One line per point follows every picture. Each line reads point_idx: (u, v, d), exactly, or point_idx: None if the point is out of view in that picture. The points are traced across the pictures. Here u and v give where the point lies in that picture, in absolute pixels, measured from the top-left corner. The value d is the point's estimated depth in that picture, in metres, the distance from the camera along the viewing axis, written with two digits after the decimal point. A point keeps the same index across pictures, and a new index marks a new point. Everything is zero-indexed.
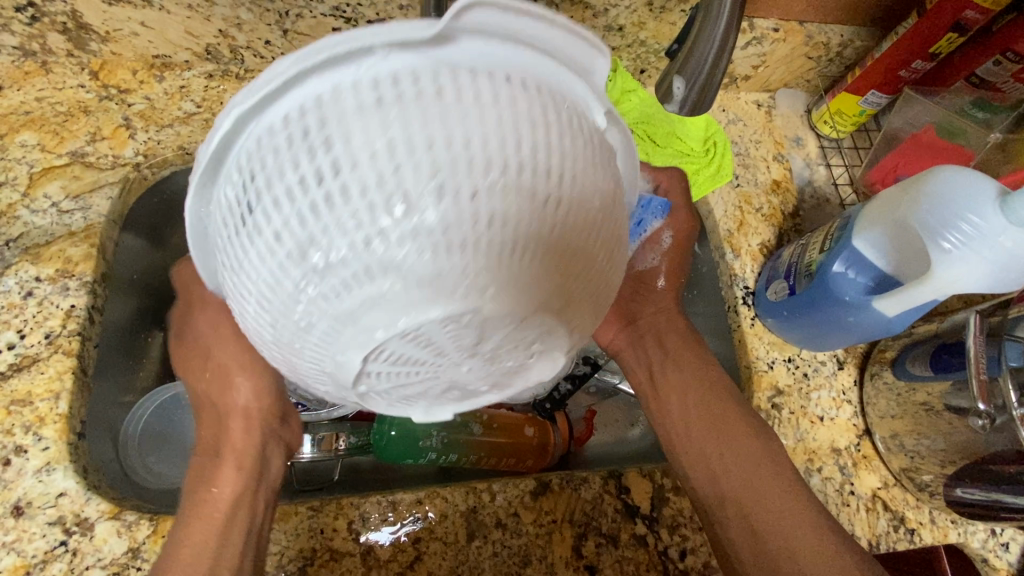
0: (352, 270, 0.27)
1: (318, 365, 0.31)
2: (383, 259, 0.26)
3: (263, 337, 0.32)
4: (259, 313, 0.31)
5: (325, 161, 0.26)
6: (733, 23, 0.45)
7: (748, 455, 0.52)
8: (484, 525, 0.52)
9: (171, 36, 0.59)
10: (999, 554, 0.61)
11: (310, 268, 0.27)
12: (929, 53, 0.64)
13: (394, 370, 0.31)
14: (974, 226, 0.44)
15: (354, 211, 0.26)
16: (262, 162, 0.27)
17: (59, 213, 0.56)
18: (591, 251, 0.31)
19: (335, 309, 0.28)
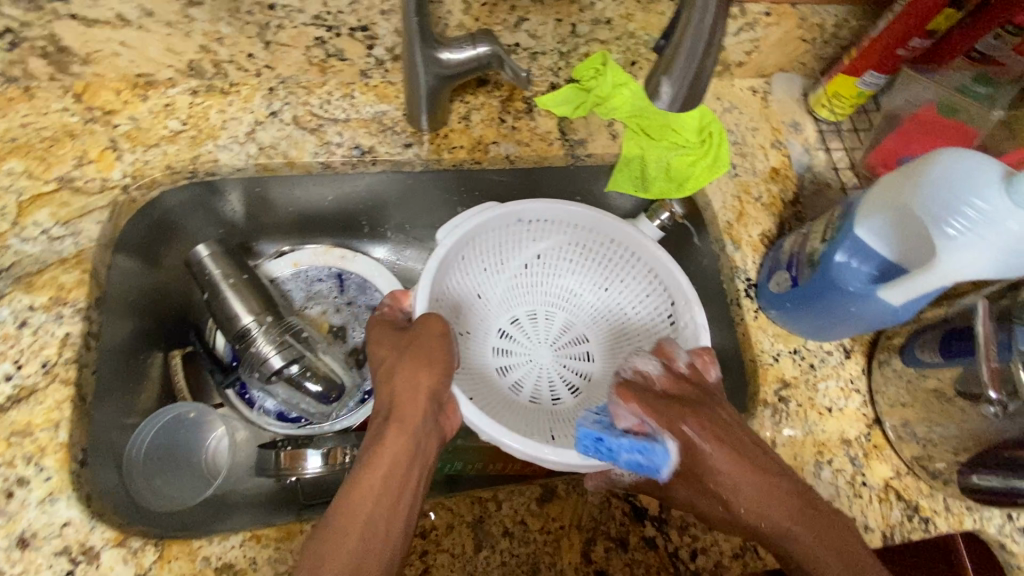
0: (576, 308, 0.71)
1: (543, 333, 0.70)
2: (571, 310, 0.71)
3: (546, 372, 0.69)
4: (557, 319, 0.71)
5: (547, 301, 0.71)
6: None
7: (834, 546, 0.43)
8: (490, 535, 0.52)
9: (153, 54, 0.59)
10: (1017, 540, 0.60)
11: (560, 312, 0.71)
12: (926, 29, 0.62)
13: (586, 326, 0.71)
14: (978, 212, 0.43)
15: (572, 308, 0.71)
16: (529, 309, 0.71)
17: (50, 240, 0.55)
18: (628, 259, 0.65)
19: (563, 309, 0.71)
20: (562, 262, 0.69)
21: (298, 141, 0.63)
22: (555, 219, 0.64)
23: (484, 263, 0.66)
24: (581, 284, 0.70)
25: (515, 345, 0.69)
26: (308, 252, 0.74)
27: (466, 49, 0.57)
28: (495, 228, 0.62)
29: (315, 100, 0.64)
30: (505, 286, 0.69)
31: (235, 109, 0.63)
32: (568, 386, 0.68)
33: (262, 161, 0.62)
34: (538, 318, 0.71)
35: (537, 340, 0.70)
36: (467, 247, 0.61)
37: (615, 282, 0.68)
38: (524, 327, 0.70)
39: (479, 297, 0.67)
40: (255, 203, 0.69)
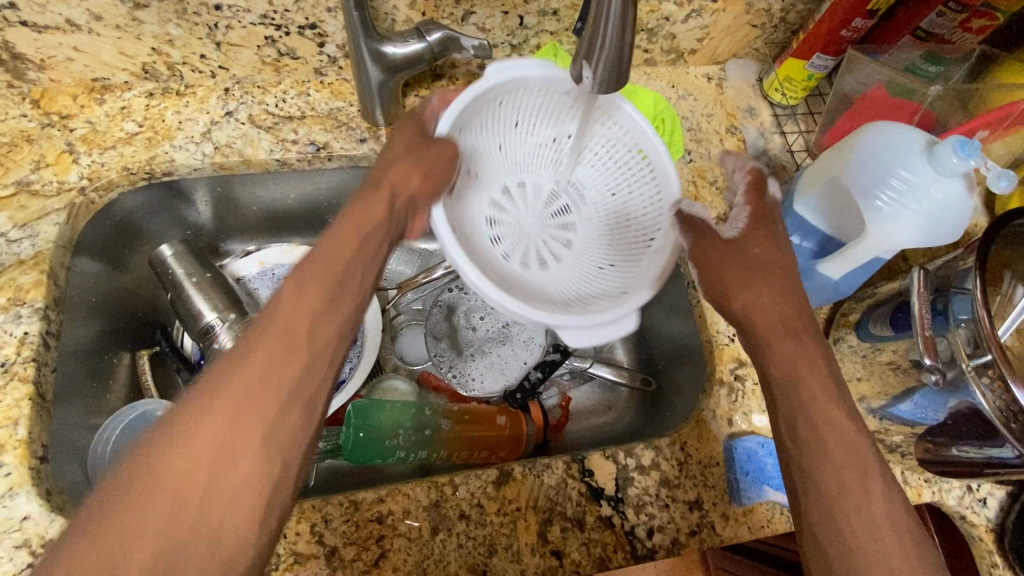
0: (582, 188, 0.63)
1: (531, 194, 0.64)
2: (570, 189, 0.64)
3: (515, 230, 0.62)
4: (553, 185, 0.64)
5: (556, 167, 0.63)
6: (620, 36, 0.43)
7: (852, 467, 0.41)
8: (447, 518, 0.53)
9: (106, 58, 0.60)
10: (977, 510, 0.60)
11: (561, 184, 0.64)
12: (867, 10, 0.62)
13: (587, 205, 0.63)
14: (903, 182, 0.44)
15: (579, 187, 0.63)
16: (528, 176, 0.63)
17: (8, 242, 0.56)
18: (625, 165, 0.59)
19: (566, 186, 0.64)
20: (584, 157, 0.61)
21: (253, 139, 0.64)
22: (601, 107, 0.57)
23: (506, 121, 0.58)
24: (591, 177, 0.62)
25: (506, 201, 0.63)
26: (274, 250, 0.75)
27: (410, 44, 0.58)
28: (528, 91, 0.55)
29: (270, 99, 0.66)
30: (518, 145, 0.61)
31: (191, 110, 0.64)
32: (541, 260, 0.62)
33: (218, 160, 0.63)
34: (532, 181, 0.64)
35: (527, 211, 0.63)
36: (490, 100, 0.54)
37: (624, 190, 0.60)
38: (505, 184, 0.63)
39: (467, 202, 0.59)
40: (218, 203, 0.70)
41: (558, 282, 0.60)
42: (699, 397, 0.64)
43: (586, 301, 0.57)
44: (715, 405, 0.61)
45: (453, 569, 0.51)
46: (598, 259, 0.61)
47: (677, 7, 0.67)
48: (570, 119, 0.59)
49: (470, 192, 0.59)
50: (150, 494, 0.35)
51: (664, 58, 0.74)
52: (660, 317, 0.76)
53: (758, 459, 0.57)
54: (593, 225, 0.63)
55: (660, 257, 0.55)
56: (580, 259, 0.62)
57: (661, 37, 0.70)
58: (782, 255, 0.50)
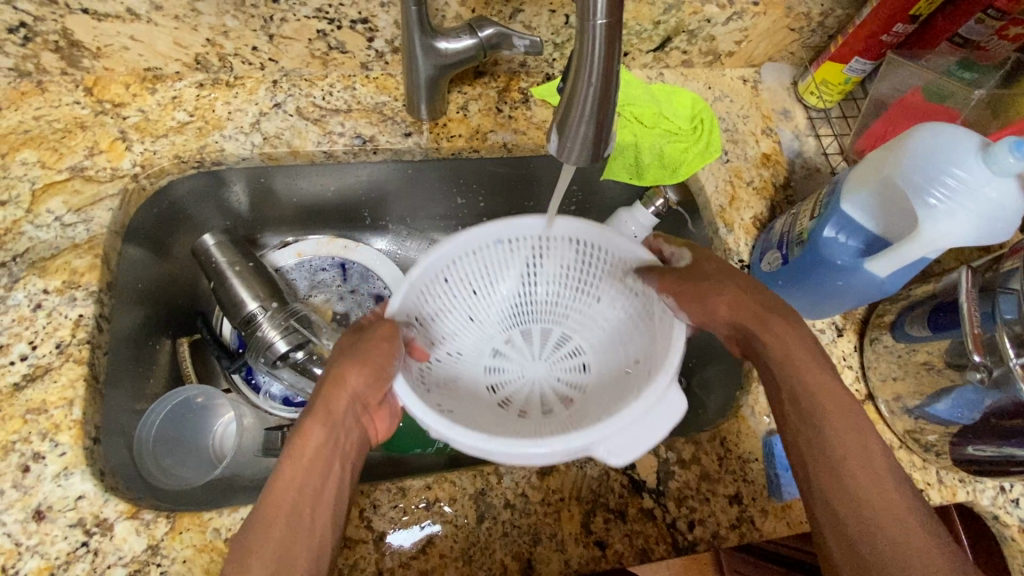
0: (569, 317, 0.68)
1: (527, 345, 0.68)
2: (561, 319, 0.68)
3: (522, 367, 0.66)
4: (540, 320, 0.68)
5: (536, 295, 0.68)
6: (599, 137, 0.37)
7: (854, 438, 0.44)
8: (492, 506, 0.53)
9: (161, 47, 0.61)
10: (1010, 511, 0.61)
11: (553, 328, 0.68)
12: (909, 15, 0.64)
13: (594, 361, 0.65)
14: (959, 181, 0.45)
15: (564, 307, 0.68)
16: (517, 327, 0.68)
17: (63, 227, 0.57)
18: (605, 261, 0.62)
19: (559, 335, 0.68)
20: (548, 270, 0.66)
21: (301, 131, 0.65)
22: (525, 237, 0.62)
23: (458, 327, 0.65)
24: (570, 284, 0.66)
25: (504, 354, 0.67)
26: (313, 241, 0.76)
27: (458, 39, 0.59)
28: (474, 246, 0.60)
29: (317, 91, 0.67)
30: (489, 313, 0.67)
31: (240, 101, 0.65)
32: (558, 396, 0.64)
33: (266, 151, 0.64)
34: (519, 351, 0.67)
35: (530, 356, 0.67)
36: (439, 269, 0.59)
37: (606, 280, 0.63)
38: (501, 352, 0.67)
39: (465, 391, 0.61)
40: (259, 194, 0.71)
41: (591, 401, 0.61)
42: (736, 394, 0.64)
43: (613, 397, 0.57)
44: (753, 401, 0.61)
45: (498, 557, 0.52)
46: (615, 378, 0.61)
47: (719, 10, 0.68)
48: (523, 246, 0.63)
49: (459, 367, 0.63)
50: (248, 562, 0.40)
51: (701, 60, 0.75)
52: None
53: None
54: (600, 352, 0.65)
55: (664, 328, 0.55)
56: (598, 378, 0.63)
57: (701, 39, 0.72)
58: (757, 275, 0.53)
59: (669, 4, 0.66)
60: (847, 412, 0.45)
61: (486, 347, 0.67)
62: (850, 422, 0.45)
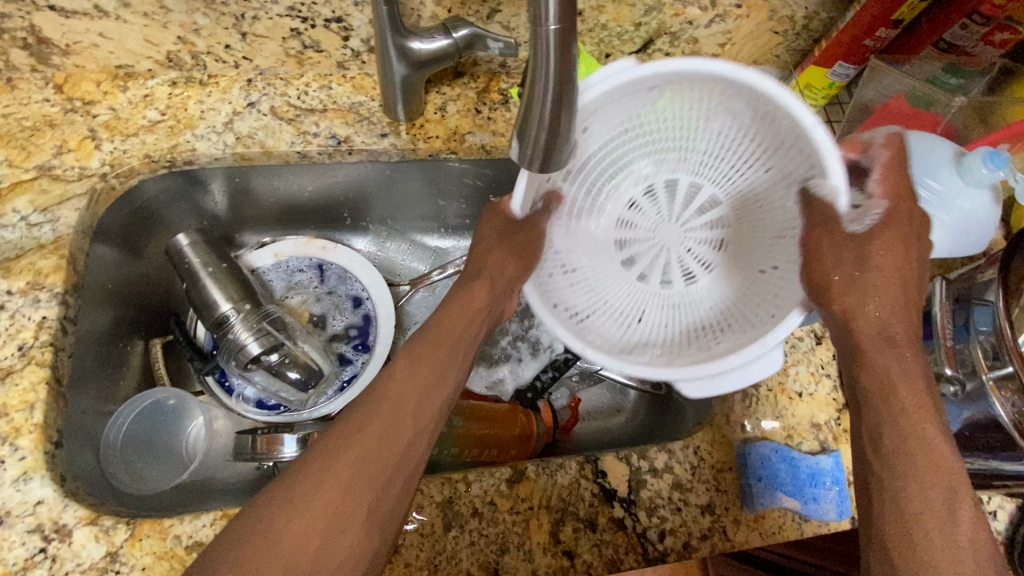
0: (693, 163, 0.62)
1: (665, 197, 0.66)
2: (687, 167, 0.63)
3: (647, 220, 0.66)
4: (655, 170, 0.64)
5: (637, 160, 0.63)
6: (555, 143, 0.36)
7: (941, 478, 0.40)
8: (460, 514, 0.53)
9: (132, 45, 0.60)
10: (987, 523, 0.60)
11: (668, 210, 0.66)
12: (892, 19, 0.63)
13: (717, 212, 0.64)
14: None
15: (696, 155, 0.62)
16: (641, 176, 0.64)
17: (29, 226, 0.56)
18: (772, 132, 0.53)
19: (659, 185, 0.65)
20: (704, 132, 0.58)
21: (274, 130, 0.64)
22: (626, 90, 0.51)
23: (564, 268, 0.61)
24: (709, 139, 0.59)
25: (651, 225, 0.66)
26: (290, 243, 0.75)
27: (439, 40, 0.58)
28: (619, 99, 0.52)
29: (292, 91, 0.66)
30: (589, 233, 0.64)
31: (214, 100, 0.64)
32: (684, 274, 0.65)
33: (239, 151, 0.63)
34: (649, 194, 0.65)
35: (660, 219, 0.66)
36: (548, 161, 0.51)
37: (758, 160, 0.57)
38: (636, 171, 0.63)
39: (610, 302, 0.62)
40: (236, 193, 0.70)
41: (715, 300, 0.62)
42: (713, 402, 0.63)
43: (738, 317, 0.58)
44: (729, 410, 0.60)
45: (464, 567, 0.51)
46: (742, 256, 0.62)
47: (701, 12, 0.67)
48: (664, 104, 0.55)
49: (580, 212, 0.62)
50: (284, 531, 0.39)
51: None
52: None
53: (772, 465, 0.57)
54: (738, 202, 0.62)
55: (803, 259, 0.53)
56: (729, 275, 0.63)
57: (684, 41, 0.71)
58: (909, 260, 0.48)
59: (650, 6, 0.66)
60: (938, 461, 0.41)
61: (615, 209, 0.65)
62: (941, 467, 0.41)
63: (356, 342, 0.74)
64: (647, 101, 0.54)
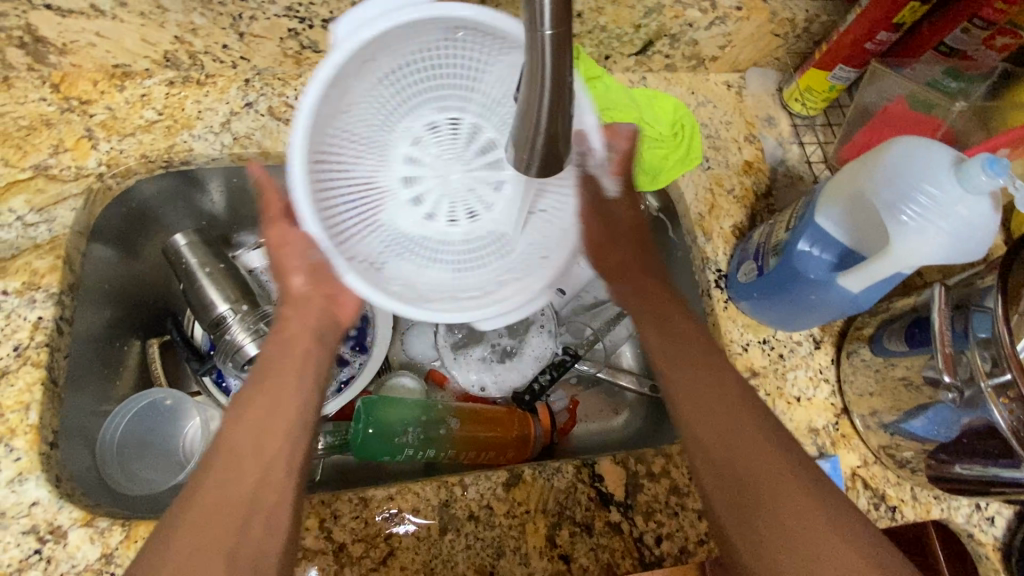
0: (463, 105, 0.60)
1: (433, 130, 0.62)
2: (446, 111, 0.61)
3: (429, 164, 0.63)
4: (413, 112, 0.60)
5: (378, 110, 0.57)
6: (550, 150, 0.36)
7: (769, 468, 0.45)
8: (456, 518, 0.53)
9: (129, 44, 0.60)
10: (985, 529, 0.60)
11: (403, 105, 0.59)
12: (892, 23, 0.63)
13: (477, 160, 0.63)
14: (931, 199, 0.44)
15: (446, 101, 0.60)
16: (417, 115, 0.61)
17: (25, 226, 0.56)
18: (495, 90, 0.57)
19: (441, 122, 0.62)
20: (394, 81, 0.55)
21: (272, 131, 0.64)
22: (388, 40, 0.49)
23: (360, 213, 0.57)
24: (457, 77, 0.58)
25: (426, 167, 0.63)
26: None
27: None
28: (395, 39, 0.49)
29: (290, 91, 0.65)
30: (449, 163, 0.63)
31: (211, 100, 0.64)
32: (470, 212, 0.64)
33: (236, 151, 0.63)
34: (417, 134, 0.62)
35: (445, 155, 0.63)
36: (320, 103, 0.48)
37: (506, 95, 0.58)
38: (404, 120, 0.60)
39: (405, 241, 0.61)
40: (233, 193, 0.70)
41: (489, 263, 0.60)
42: None
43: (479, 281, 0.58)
44: None
45: (460, 570, 0.51)
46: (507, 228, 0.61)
47: (701, 14, 0.67)
48: (421, 49, 0.53)
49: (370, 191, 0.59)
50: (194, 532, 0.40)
51: (684, 65, 0.74)
52: None
53: None
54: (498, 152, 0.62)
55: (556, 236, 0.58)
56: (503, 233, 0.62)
57: (684, 43, 0.70)
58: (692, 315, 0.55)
59: (650, 7, 0.65)
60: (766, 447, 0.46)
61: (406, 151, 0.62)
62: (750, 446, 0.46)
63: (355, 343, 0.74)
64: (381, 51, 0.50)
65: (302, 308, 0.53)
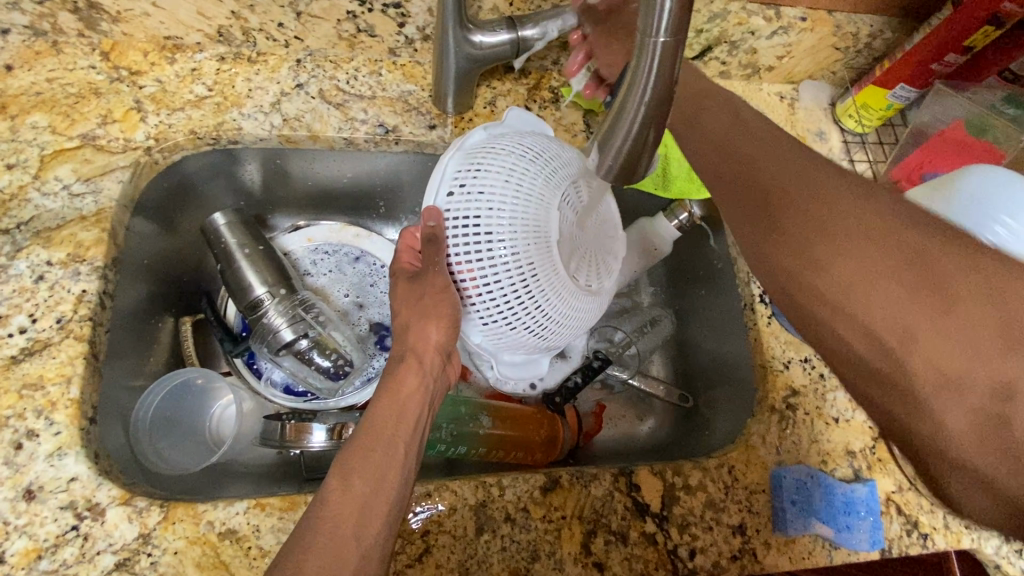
0: (532, 259, 0.51)
1: (538, 256, 0.52)
2: (529, 271, 0.51)
3: (529, 246, 0.51)
4: (542, 241, 0.52)
5: (546, 314, 0.54)
6: (635, 160, 0.35)
7: (847, 227, 0.41)
8: (493, 519, 0.52)
9: (183, 17, 0.58)
10: (1011, 560, 0.59)
11: (551, 258, 0.53)
12: (963, 45, 0.61)
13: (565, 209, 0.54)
14: (1008, 231, 0.43)
15: (518, 271, 0.51)
16: (530, 287, 0.52)
17: (71, 197, 0.55)
18: (563, 294, 0.54)
19: (541, 271, 0.52)
20: (563, 290, 0.54)
21: (322, 115, 0.63)
22: (531, 359, 0.61)
23: (516, 297, 0.52)
24: (550, 299, 0.53)
25: (562, 281, 0.54)
26: (323, 228, 0.74)
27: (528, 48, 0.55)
28: (518, 346, 0.57)
29: (341, 75, 0.64)
30: (509, 270, 0.51)
31: (261, 79, 0.62)
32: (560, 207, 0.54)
33: (286, 133, 0.62)
34: (537, 239, 0.51)
35: (531, 218, 0.51)
36: (501, 340, 0.56)
37: (557, 235, 0.53)
38: (518, 250, 0.51)
39: (555, 238, 0.53)
40: (273, 174, 0.69)
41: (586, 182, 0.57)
42: (747, 420, 0.63)
43: (581, 251, 0.57)
44: (765, 430, 0.60)
45: (495, 572, 0.51)
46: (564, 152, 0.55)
47: (764, 23, 0.66)
48: (536, 337, 0.55)
49: (525, 286, 0.52)
50: (324, 535, 0.41)
51: (739, 72, 0.73)
52: (704, 336, 0.76)
53: (807, 490, 0.57)
54: (542, 215, 0.52)
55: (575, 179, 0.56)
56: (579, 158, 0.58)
57: (742, 51, 0.69)
58: (757, 133, 0.50)
59: (714, 13, 0.64)
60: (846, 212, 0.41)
61: (548, 285, 0.53)
62: (839, 207, 0.42)
63: (384, 337, 0.73)
64: (542, 323, 0.55)
65: (429, 369, 0.53)
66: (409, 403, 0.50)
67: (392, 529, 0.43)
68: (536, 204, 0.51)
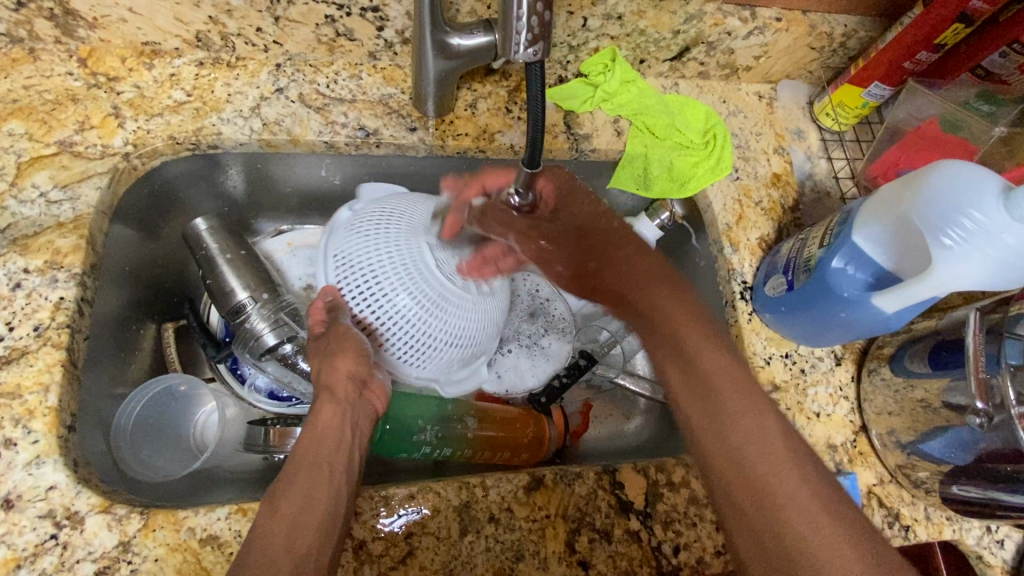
0: (422, 283, 0.59)
1: (425, 279, 0.59)
2: (423, 294, 0.59)
3: (414, 276, 0.59)
4: (426, 266, 0.60)
5: (456, 321, 0.61)
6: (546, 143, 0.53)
7: (729, 388, 0.52)
8: (477, 520, 0.52)
9: (160, 22, 0.58)
10: (994, 551, 0.60)
11: (442, 276, 0.60)
12: (934, 43, 0.63)
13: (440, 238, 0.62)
14: (975, 223, 0.44)
15: (414, 298, 0.59)
16: (430, 303, 0.59)
17: (48, 203, 0.55)
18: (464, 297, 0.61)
19: (436, 289, 0.60)
20: (464, 296, 0.61)
21: (302, 118, 0.63)
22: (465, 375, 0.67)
23: (419, 312, 0.59)
24: (455, 306, 0.61)
25: (462, 288, 0.61)
26: (305, 233, 0.74)
27: (527, 33, 0.43)
28: (447, 361, 0.63)
29: (321, 79, 0.64)
30: (409, 300, 0.59)
31: (241, 83, 0.62)
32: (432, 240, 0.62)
33: (266, 137, 0.62)
34: (421, 266, 0.59)
35: (412, 256, 0.60)
36: (430, 361, 0.62)
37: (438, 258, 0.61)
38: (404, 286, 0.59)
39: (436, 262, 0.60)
40: (255, 178, 0.68)
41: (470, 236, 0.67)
42: None
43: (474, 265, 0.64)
44: None
45: (479, 572, 0.51)
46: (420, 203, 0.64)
47: (741, 23, 0.66)
48: (456, 345, 0.62)
49: (428, 307, 0.59)
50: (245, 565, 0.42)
51: (718, 73, 0.73)
52: None
53: None
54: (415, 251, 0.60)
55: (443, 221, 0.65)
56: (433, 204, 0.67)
57: (719, 52, 0.70)
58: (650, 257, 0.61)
59: (690, 14, 0.65)
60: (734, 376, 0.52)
61: (449, 294, 0.60)
62: (719, 369, 0.53)
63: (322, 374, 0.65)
64: (457, 329, 0.61)
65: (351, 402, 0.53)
66: (334, 438, 0.51)
67: (330, 531, 0.45)
68: (408, 245, 0.60)
